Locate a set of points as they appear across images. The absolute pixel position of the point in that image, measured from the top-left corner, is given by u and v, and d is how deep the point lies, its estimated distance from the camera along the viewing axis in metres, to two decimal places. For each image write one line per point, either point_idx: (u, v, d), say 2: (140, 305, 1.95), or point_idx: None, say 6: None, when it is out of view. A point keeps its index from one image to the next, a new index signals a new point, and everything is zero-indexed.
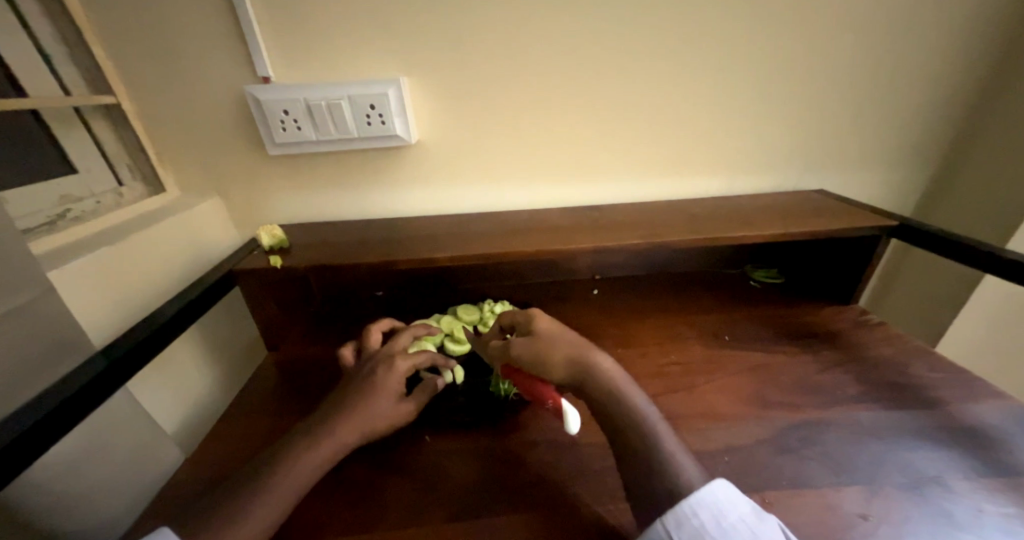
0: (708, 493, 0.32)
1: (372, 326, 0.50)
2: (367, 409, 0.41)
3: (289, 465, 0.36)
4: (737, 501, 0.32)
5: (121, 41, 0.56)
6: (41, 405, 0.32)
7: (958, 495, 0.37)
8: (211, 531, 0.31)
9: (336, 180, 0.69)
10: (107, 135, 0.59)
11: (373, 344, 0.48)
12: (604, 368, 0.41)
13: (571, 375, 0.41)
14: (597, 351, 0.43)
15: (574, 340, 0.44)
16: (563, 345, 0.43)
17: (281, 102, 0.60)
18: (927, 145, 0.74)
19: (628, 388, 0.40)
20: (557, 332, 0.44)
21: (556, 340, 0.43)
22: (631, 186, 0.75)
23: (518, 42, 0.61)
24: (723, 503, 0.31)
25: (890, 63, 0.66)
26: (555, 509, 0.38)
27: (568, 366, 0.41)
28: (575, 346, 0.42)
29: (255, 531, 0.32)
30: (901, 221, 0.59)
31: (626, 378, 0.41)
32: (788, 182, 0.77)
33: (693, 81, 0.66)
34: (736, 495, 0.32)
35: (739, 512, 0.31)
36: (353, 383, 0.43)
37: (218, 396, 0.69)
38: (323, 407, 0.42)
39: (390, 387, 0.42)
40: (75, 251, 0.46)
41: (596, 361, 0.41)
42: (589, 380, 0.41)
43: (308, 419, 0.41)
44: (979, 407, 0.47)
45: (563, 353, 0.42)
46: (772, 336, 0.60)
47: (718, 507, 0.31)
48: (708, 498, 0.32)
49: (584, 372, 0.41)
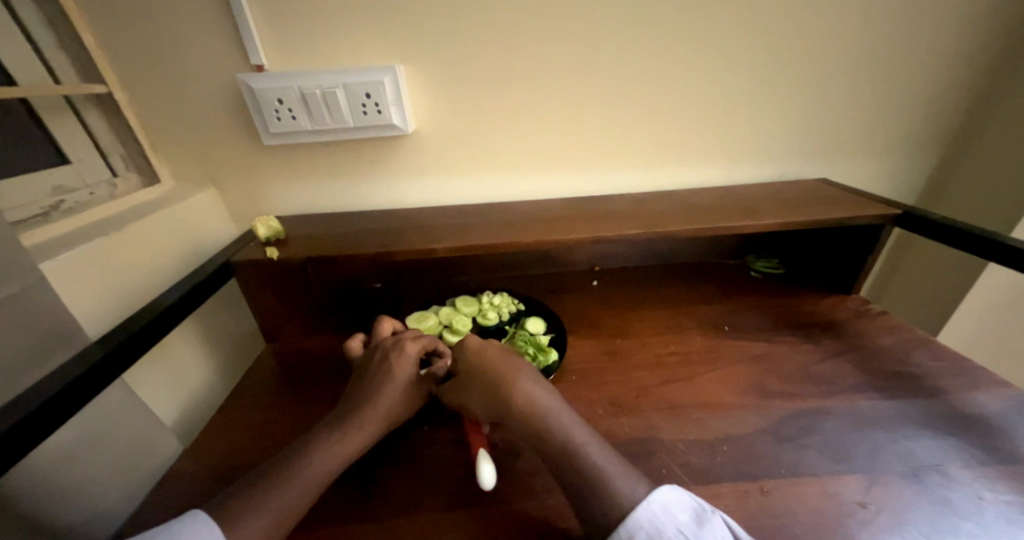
0: (644, 510, 0.31)
1: (380, 319, 0.51)
2: (386, 394, 0.42)
3: (317, 454, 0.37)
4: (678, 509, 0.32)
5: (111, 28, 0.55)
6: (34, 397, 0.32)
7: (958, 483, 0.37)
8: (236, 518, 0.32)
9: (332, 170, 0.69)
10: (99, 124, 0.58)
11: (382, 333, 0.49)
12: (517, 403, 0.39)
13: (490, 410, 0.41)
14: (513, 382, 0.40)
15: (489, 373, 0.42)
16: (484, 378, 0.42)
17: (276, 91, 0.59)
18: (932, 133, 0.73)
19: (552, 420, 0.38)
20: (482, 360, 0.43)
21: (477, 375, 0.42)
22: (631, 176, 0.74)
23: (517, 28, 0.60)
24: (660, 513, 0.31)
25: (897, 48, 0.65)
26: (546, 499, 0.38)
27: (486, 406, 0.41)
28: (489, 384, 0.41)
29: (281, 518, 0.33)
30: (906, 209, 0.58)
31: (551, 408, 0.39)
32: (790, 171, 0.76)
33: (695, 68, 0.65)
34: (677, 501, 0.32)
35: (677, 523, 0.31)
36: (366, 373, 0.44)
37: (217, 387, 0.69)
38: (346, 395, 0.43)
39: (405, 371, 0.44)
40: (67, 242, 0.46)
41: (510, 395, 0.39)
42: (506, 416, 0.39)
43: (333, 410, 0.42)
44: (979, 395, 0.47)
45: (482, 389, 0.42)
46: (773, 326, 0.60)
47: (654, 524, 0.31)
48: (644, 516, 0.31)
49: (501, 410, 0.40)
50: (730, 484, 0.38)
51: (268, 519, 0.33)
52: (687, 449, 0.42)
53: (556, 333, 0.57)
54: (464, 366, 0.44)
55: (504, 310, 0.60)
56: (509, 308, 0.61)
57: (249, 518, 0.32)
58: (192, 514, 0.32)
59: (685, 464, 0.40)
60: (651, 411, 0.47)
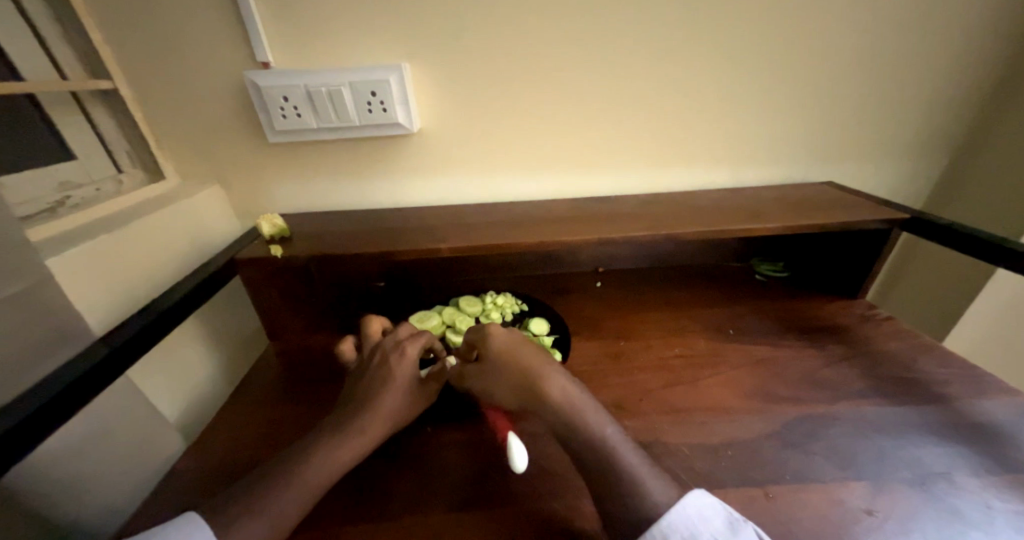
0: (678, 512, 0.31)
1: (370, 318, 0.51)
2: (384, 396, 0.42)
3: (316, 459, 0.37)
4: (711, 515, 0.31)
5: (118, 24, 0.55)
6: (38, 393, 0.32)
7: (965, 492, 0.37)
8: (238, 522, 0.32)
9: (336, 168, 0.68)
10: (105, 120, 0.58)
11: (374, 334, 0.49)
12: (552, 394, 0.39)
13: (518, 400, 0.41)
14: (548, 374, 0.40)
15: (523, 362, 0.41)
16: (507, 371, 0.41)
17: (281, 89, 0.59)
18: (940, 136, 0.72)
19: (587, 413, 0.38)
20: (515, 350, 0.42)
21: (509, 365, 0.41)
22: (635, 177, 0.74)
23: (522, 28, 0.60)
24: (695, 519, 0.31)
25: (905, 51, 0.64)
26: (553, 501, 0.38)
27: (516, 394, 0.41)
28: (522, 374, 0.40)
29: (282, 522, 0.33)
30: (914, 214, 0.58)
31: (584, 400, 0.39)
32: (796, 174, 0.75)
33: (701, 69, 0.64)
34: (710, 507, 0.32)
35: (712, 529, 0.30)
36: (365, 375, 0.44)
37: (220, 384, 0.69)
38: (344, 399, 0.43)
39: (403, 371, 0.44)
40: (72, 238, 0.46)
41: (546, 387, 0.39)
42: (538, 406, 0.39)
43: (332, 413, 0.42)
44: (986, 402, 0.46)
45: (513, 380, 0.41)
46: (778, 329, 0.60)
47: (689, 528, 0.30)
48: (678, 520, 0.31)
49: (533, 401, 0.39)
50: (735, 489, 0.38)
51: (269, 524, 0.32)
52: (692, 453, 0.42)
53: (560, 334, 0.57)
54: (494, 354, 0.42)
55: (507, 311, 0.60)
56: (512, 308, 0.60)
57: (253, 521, 0.32)
58: (186, 516, 0.32)
59: (689, 468, 0.40)
60: (655, 414, 0.46)
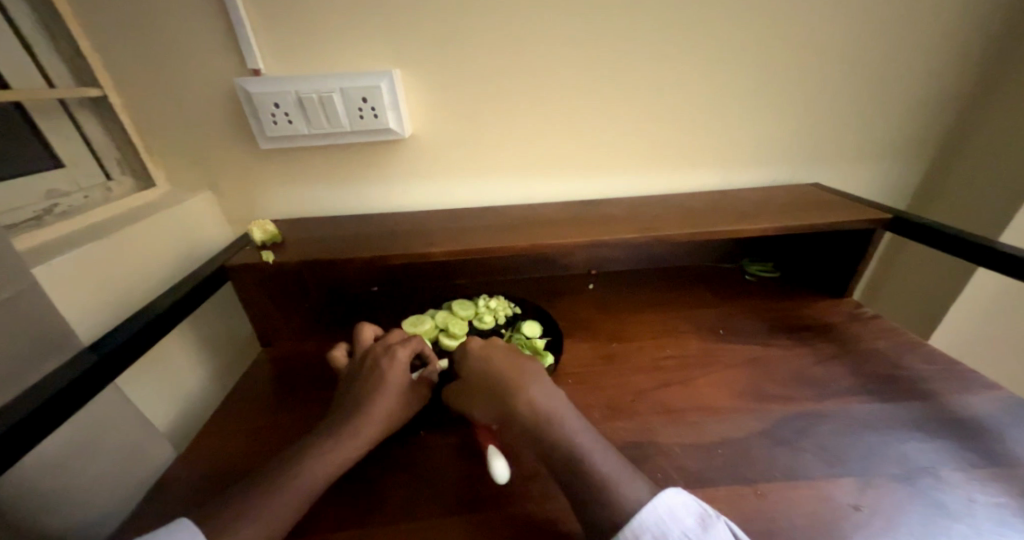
0: (649, 511, 0.31)
1: (363, 325, 0.50)
2: (376, 401, 0.42)
3: (308, 464, 0.37)
4: (683, 513, 0.32)
5: (107, 32, 0.55)
6: (23, 404, 0.32)
7: (949, 486, 0.38)
8: (225, 529, 0.31)
9: (329, 173, 0.68)
10: (94, 128, 0.58)
11: (365, 341, 0.49)
12: (523, 408, 0.39)
13: (494, 415, 0.41)
14: (523, 386, 0.40)
15: (500, 377, 0.42)
16: (486, 386, 0.42)
17: (272, 95, 0.59)
18: (922, 138, 0.74)
19: (561, 424, 0.38)
20: (492, 365, 0.43)
21: (486, 380, 0.42)
22: (625, 180, 0.74)
23: (513, 34, 0.60)
24: (665, 517, 0.31)
25: (887, 55, 0.66)
26: (539, 506, 0.38)
27: (493, 409, 0.41)
28: (497, 389, 0.41)
29: (270, 529, 0.33)
30: (897, 214, 0.59)
31: (560, 412, 0.39)
32: (783, 175, 0.76)
33: (689, 73, 0.65)
34: (682, 506, 0.32)
35: (682, 527, 0.31)
36: (357, 381, 0.44)
37: (211, 390, 0.68)
38: (337, 404, 0.43)
39: (396, 376, 0.44)
40: (60, 247, 0.45)
41: (518, 401, 0.39)
42: (512, 420, 0.39)
43: (324, 419, 0.42)
44: (970, 397, 0.47)
45: (489, 394, 0.42)
46: (767, 329, 0.60)
47: (660, 526, 0.31)
48: (649, 518, 0.31)
49: (507, 414, 0.40)
50: (725, 488, 0.38)
51: (258, 530, 0.32)
52: (683, 453, 0.42)
53: (552, 337, 0.57)
54: (475, 371, 0.44)
55: (500, 314, 0.60)
56: (505, 312, 0.61)
57: (242, 526, 0.32)
58: (179, 522, 0.31)
59: (680, 467, 0.41)
60: (648, 415, 0.47)
